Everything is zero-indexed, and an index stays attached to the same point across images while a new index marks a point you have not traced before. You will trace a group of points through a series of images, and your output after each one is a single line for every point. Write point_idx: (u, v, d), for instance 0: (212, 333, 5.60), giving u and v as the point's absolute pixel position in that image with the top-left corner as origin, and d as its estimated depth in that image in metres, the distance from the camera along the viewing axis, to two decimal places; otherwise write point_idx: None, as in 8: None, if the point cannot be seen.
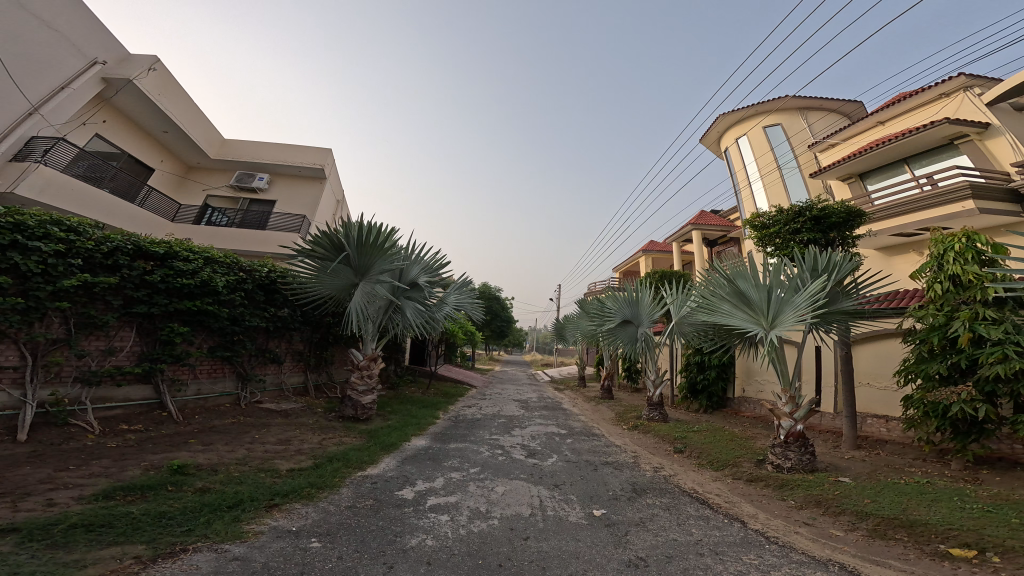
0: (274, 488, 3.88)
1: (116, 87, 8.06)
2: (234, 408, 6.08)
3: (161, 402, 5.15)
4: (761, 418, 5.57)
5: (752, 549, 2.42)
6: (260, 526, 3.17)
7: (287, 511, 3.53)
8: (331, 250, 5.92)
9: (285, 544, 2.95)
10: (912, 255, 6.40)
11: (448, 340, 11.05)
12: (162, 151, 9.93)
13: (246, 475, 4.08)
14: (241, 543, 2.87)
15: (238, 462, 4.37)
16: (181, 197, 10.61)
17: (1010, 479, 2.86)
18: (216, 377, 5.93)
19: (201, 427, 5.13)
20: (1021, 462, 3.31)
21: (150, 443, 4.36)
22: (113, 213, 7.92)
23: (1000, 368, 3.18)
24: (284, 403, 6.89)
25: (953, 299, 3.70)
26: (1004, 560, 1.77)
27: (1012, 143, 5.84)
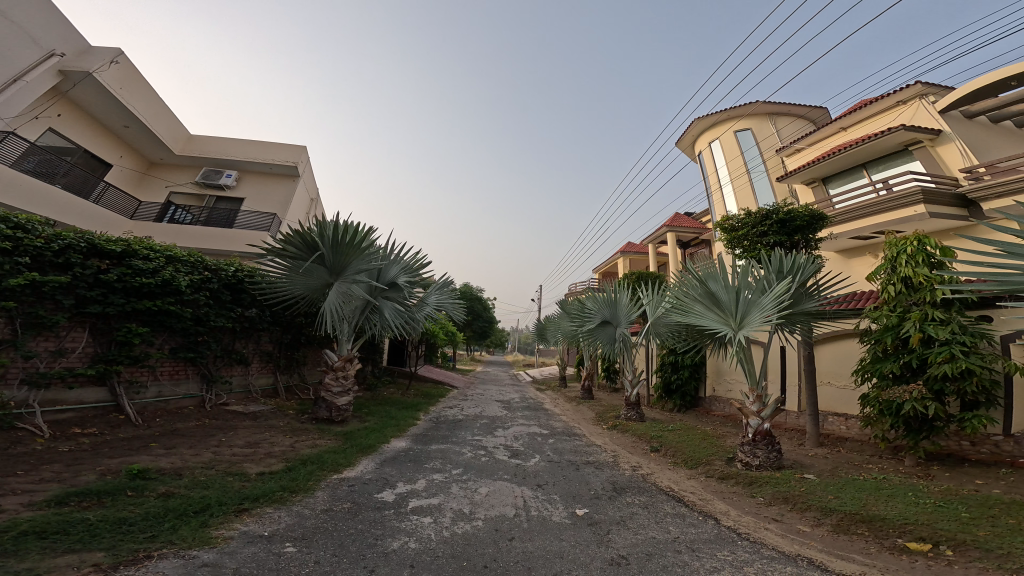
0: (243, 493, 3.75)
1: (75, 81, 7.48)
2: (199, 410, 5.80)
3: (117, 405, 4.84)
4: (731, 417, 5.80)
5: (725, 546, 2.57)
6: (229, 531, 3.07)
7: (257, 515, 3.42)
8: (304, 249, 5.70)
9: (256, 549, 2.87)
10: (868, 258, 6.83)
11: (429, 342, 10.92)
12: (122, 147, 9.24)
13: (212, 479, 3.92)
14: (209, 549, 2.77)
15: (203, 466, 4.19)
16: (142, 195, 9.86)
17: (958, 476, 3.10)
18: (178, 379, 5.65)
19: (161, 430, 4.86)
20: (967, 457, 3.58)
21: (107, 446, 4.11)
22: (67, 209, 7.32)
23: (948, 367, 3.46)
24: (252, 405, 6.62)
25: (904, 300, 4.02)
26: (957, 554, 1.91)
27: (961, 149, 6.23)
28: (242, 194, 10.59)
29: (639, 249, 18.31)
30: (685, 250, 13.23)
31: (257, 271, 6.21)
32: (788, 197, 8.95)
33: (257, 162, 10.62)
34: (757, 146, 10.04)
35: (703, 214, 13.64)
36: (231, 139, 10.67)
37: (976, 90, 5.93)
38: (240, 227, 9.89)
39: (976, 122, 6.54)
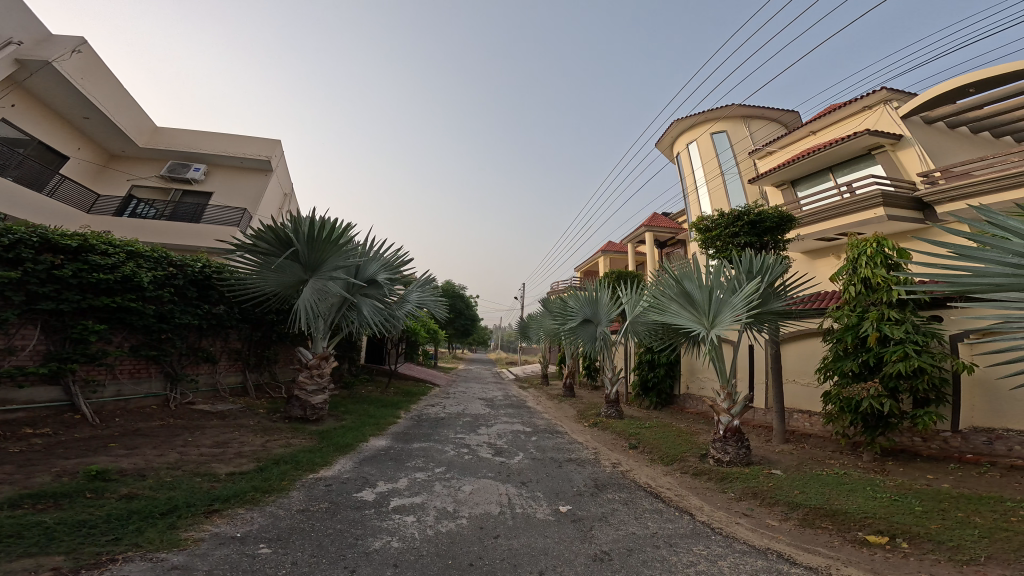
0: (212, 493, 3.62)
1: (32, 70, 7.31)
2: (162, 410, 5.52)
3: (73, 405, 4.55)
4: (703, 414, 6.05)
5: (700, 540, 2.71)
6: (199, 533, 2.97)
7: (229, 516, 3.33)
8: (276, 246, 5.46)
9: (229, 551, 2.80)
10: (832, 259, 7.22)
11: (410, 340, 10.79)
12: (81, 139, 9.00)
13: (179, 479, 3.78)
14: (179, 551, 2.68)
15: (169, 466, 4.03)
16: (100, 188, 9.57)
17: (910, 470, 3.36)
18: (139, 378, 5.35)
19: (122, 429, 4.62)
20: (918, 453, 3.86)
21: (62, 447, 3.88)
22: (17, 202, 7.09)
23: (902, 365, 3.74)
24: (220, 404, 6.36)
25: (865, 301, 4.28)
26: (911, 546, 2.07)
27: (920, 154, 6.62)
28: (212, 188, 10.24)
29: (619, 247, 18.61)
30: (662, 249, 13.55)
31: (226, 267, 5.92)
32: (759, 198, 9.30)
33: (226, 155, 10.25)
34: (732, 148, 10.35)
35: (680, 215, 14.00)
36: (199, 133, 10.44)
37: (939, 95, 6.33)
38: (210, 221, 9.55)
39: (934, 128, 6.96)
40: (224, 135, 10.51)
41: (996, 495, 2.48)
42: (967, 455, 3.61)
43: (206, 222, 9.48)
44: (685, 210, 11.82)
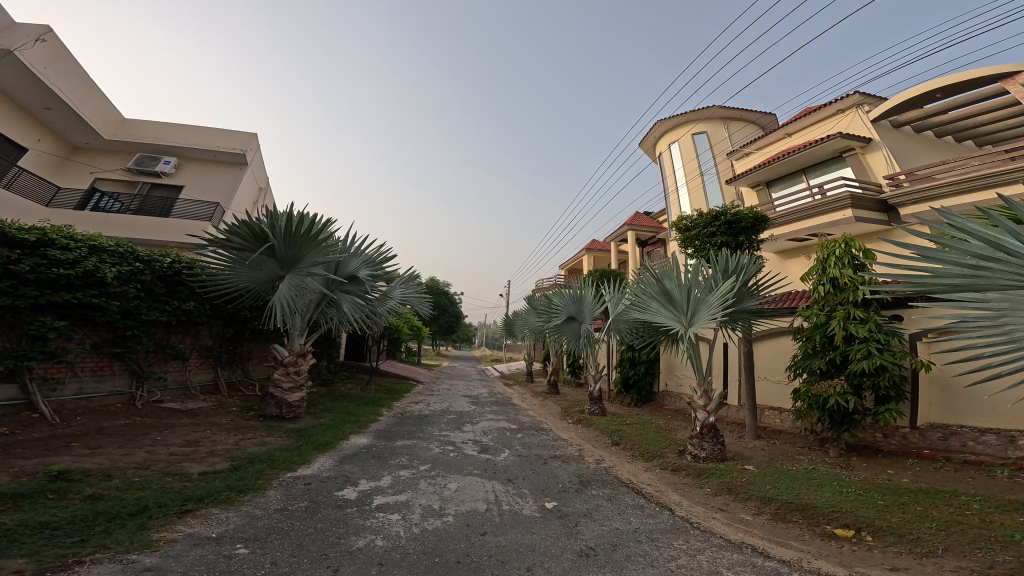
0: (184, 493, 3.52)
1: None
2: (128, 408, 5.27)
3: (30, 403, 4.31)
4: (681, 411, 6.26)
5: (680, 535, 2.83)
6: (172, 534, 2.89)
7: (203, 516, 3.25)
8: (251, 241, 5.25)
9: (205, 551, 2.73)
10: (802, 259, 7.56)
11: (393, 338, 10.67)
12: (41, 130, 8.72)
13: (148, 479, 3.65)
14: (152, 552, 2.61)
15: (136, 466, 3.88)
16: (61, 181, 9.29)
17: (872, 465, 3.60)
18: (102, 376, 5.09)
19: (84, 428, 4.41)
20: (879, 448, 4.12)
21: (19, 447, 3.68)
22: None
23: (865, 363, 3.98)
24: (190, 402, 6.12)
25: (833, 300, 4.51)
26: (875, 539, 2.23)
27: (886, 157, 6.93)
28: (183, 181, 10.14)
29: (602, 245, 18.85)
30: (644, 248, 13.81)
31: (198, 261, 5.66)
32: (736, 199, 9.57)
33: (200, 148, 10.15)
34: (712, 149, 10.59)
35: (662, 214, 14.28)
36: (168, 125, 10.28)
37: (910, 99, 6.61)
38: (179, 216, 9.35)
39: (900, 131, 7.31)
40: (195, 127, 10.36)
41: (950, 488, 2.69)
42: (924, 450, 3.86)
43: (173, 217, 9.13)
44: (666, 209, 12.06)
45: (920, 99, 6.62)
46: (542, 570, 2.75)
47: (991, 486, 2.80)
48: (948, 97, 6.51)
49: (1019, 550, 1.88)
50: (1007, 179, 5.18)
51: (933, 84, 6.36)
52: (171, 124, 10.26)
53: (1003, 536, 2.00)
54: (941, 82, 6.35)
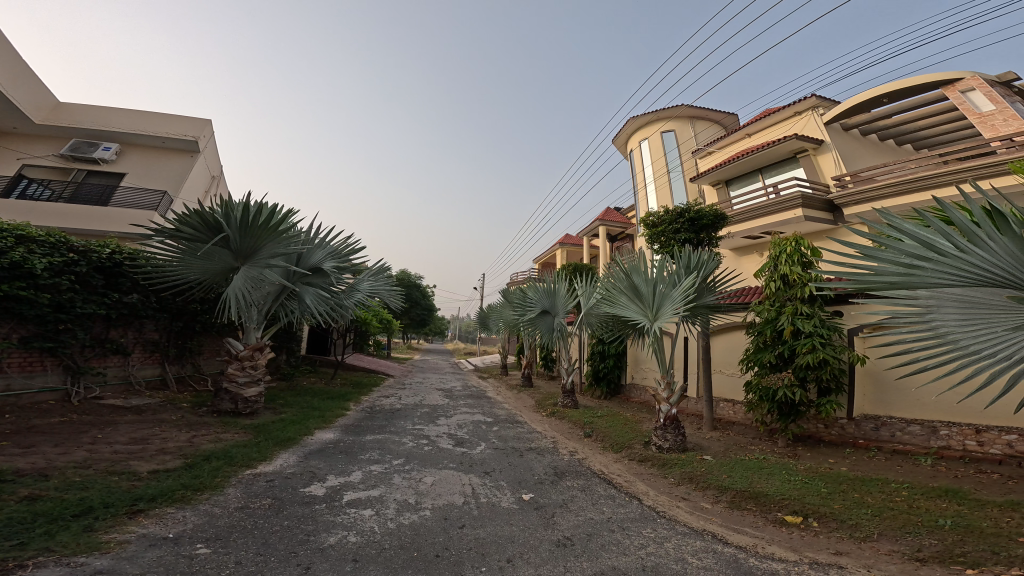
0: (133, 493, 3.35)
1: None
2: (64, 406, 4.83)
3: None
4: (646, 404, 6.58)
5: (648, 524, 3.04)
6: (123, 535, 2.76)
7: (156, 516, 3.10)
8: (203, 231, 4.85)
9: (162, 552, 2.63)
10: (755, 255, 8.08)
11: (360, 332, 10.37)
12: None
13: (91, 479, 3.44)
14: (101, 555, 2.49)
15: (76, 466, 3.65)
16: None
17: (814, 455, 4.01)
18: (32, 372, 4.62)
19: (11, 427, 4.05)
20: (821, 439, 4.57)
21: None
22: None
23: (810, 357, 4.39)
24: (134, 398, 5.66)
25: (783, 296, 4.88)
26: (820, 525, 2.52)
27: (834, 159, 7.42)
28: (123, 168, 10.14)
29: (575, 240, 19.05)
30: (614, 243, 14.15)
31: (142, 251, 5.20)
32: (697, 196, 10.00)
33: (142, 135, 10.19)
34: (679, 147, 10.91)
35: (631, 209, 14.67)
36: (107, 111, 10.33)
37: (859, 103, 7.08)
38: (120, 205, 9.24)
39: (849, 134, 7.83)
40: (138, 113, 10.43)
41: (883, 477, 3.07)
42: (859, 440, 4.32)
43: (114, 207, 9.13)
44: (635, 204, 12.36)
45: (867, 104, 7.08)
46: (522, 561, 2.84)
47: (917, 474, 3.21)
48: (893, 102, 7.04)
49: (942, 533, 2.18)
50: (937, 184, 5.69)
51: (878, 91, 6.82)
52: (110, 111, 10.33)
53: (929, 521, 2.31)
54: (887, 89, 6.82)
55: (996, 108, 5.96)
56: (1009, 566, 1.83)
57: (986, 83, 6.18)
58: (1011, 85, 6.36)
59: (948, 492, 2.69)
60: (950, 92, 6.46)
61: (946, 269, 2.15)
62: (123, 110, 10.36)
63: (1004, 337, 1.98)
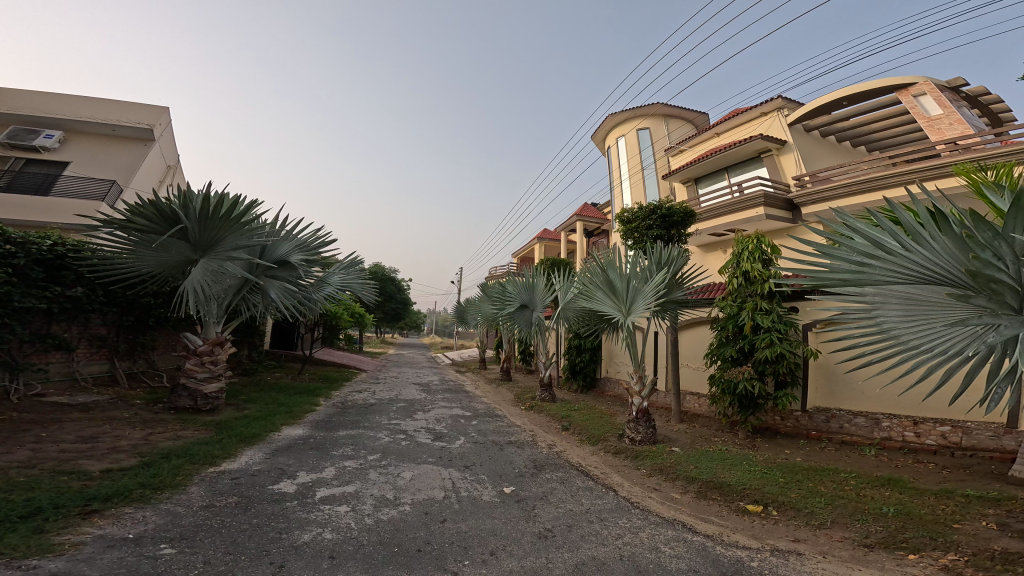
0: (86, 492, 3.17)
1: None
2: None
3: None
4: (619, 397, 6.87)
5: (624, 514, 3.18)
6: (78, 536, 2.62)
7: (113, 516, 2.96)
8: (159, 223, 4.52)
9: (122, 554, 2.50)
10: (720, 253, 8.50)
11: (331, 327, 10.10)
12: None
13: (38, 479, 3.23)
14: (56, 556, 2.38)
15: (18, 467, 3.41)
16: None
17: (771, 446, 4.38)
18: None
19: None
20: (778, 430, 4.95)
21: None
22: None
23: (768, 351, 4.72)
24: (80, 395, 5.27)
25: (744, 292, 5.18)
26: (778, 512, 2.78)
27: (795, 159, 7.82)
28: (66, 156, 9.47)
29: (553, 234, 19.13)
30: (590, 238, 14.38)
31: (89, 243, 4.82)
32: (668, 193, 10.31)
33: (88, 121, 9.54)
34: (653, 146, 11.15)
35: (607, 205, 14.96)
36: (52, 96, 9.71)
37: (821, 106, 7.46)
38: (65, 196, 8.64)
39: (811, 135, 8.26)
40: (86, 99, 9.81)
41: (834, 467, 3.40)
42: (811, 431, 4.71)
43: (57, 197, 8.53)
44: (610, 200, 12.57)
45: (829, 107, 7.47)
46: (505, 553, 2.80)
47: (862, 464, 3.57)
48: (852, 105, 7.46)
49: (886, 519, 2.46)
50: (887, 184, 6.11)
51: (839, 95, 7.21)
52: (56, 96, 9.73)
53: (874, 509, 2.60)
54: (847, 93, 7.21)
55: (944, 112, 6.46)
56: (944, 550, 2.10)
57: (936, 88, 6.65)
58: (958, 91, 6.86)
59: (890, 481, 3.03)
60: (903, 96, 6.93)
61: (893, 270, 2.39)
62: (71, 96, 9.75)
63: (942, 333, 2.20)
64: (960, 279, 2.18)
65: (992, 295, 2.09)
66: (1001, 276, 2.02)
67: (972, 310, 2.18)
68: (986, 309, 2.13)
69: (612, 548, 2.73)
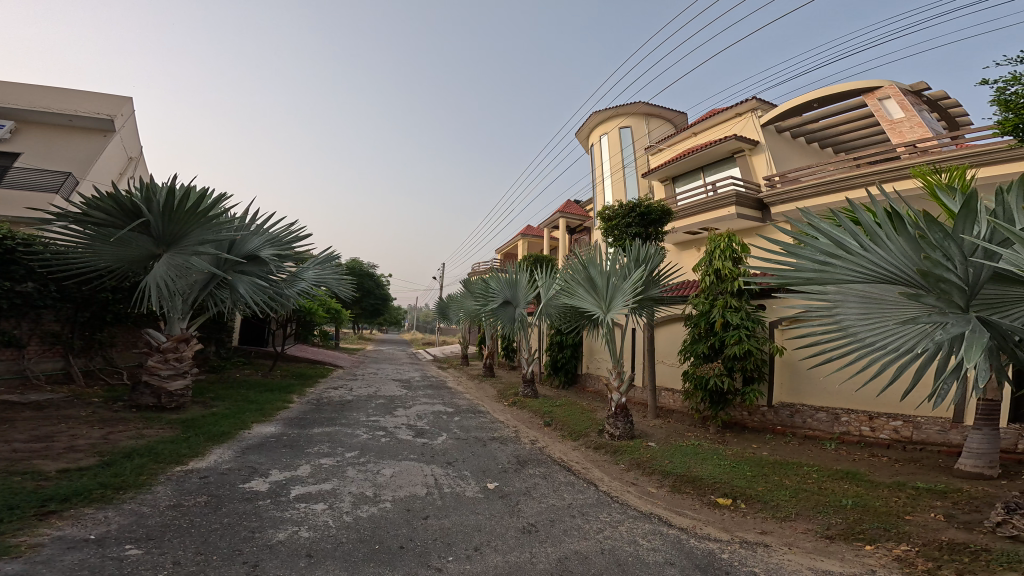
0: (43, 493, 3.03)
1: None
2: None
3: None
4: (598, 392, 7.08)
5: (604, 509, 3.31)
6: (35, 538, 2.51)
7: (72, 517, 2.83)
8: (119, 216, 4.23)
9: (84, 555, 2.41)
10: (693, 251, 8.81)
11: (306, 323, 9.83)
12: None
13: None
14: (11, 561, 2.27)
15: None
16: None
17: (741, 440, 4.66)
18: None
19: None
20: (746, 425, 5.26)
21: None
22: None
23: (737, 347, 4.97)
24: (32, 394, 4.92)
25: (716, 290, 5.40)
26: (746, 506, 2.99)
27: (767, 160, 8.11)
28: (17, 145, 8.82)
29: (536, 231, 19.22)
30: (571, 235, 14.54)
31: (40, 237, 4.55)
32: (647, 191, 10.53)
33: (43, 110, 8.95)
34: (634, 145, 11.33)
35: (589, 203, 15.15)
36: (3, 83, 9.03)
37: (793, 108, 7.74)
38: (16, 187, 7.94)
39: (782, 137, 8.58)
40: (41, 87, 9.19)
41: (797, 461, 3.67)
42: (776, 426, 5.03)
43: (7, 188, 7.84)
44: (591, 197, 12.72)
45: (800, 109, 7.76)
46: (490, 549, 2.81)
47: (822, 458, 3.87)
48: (821, 107, 7.78)
49: (845, 512, 2.70)
50: (852, 185, 6.43)
51: (809, 97, 7.50)
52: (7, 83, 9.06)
53: (835, 501, 2.84)
54: (817, 95, 7.50)
55: (905, 116, 6.88)
56: (897, 541, 2.33)
57: (900, 92, 7.02)
58: (920, 94, 7.28)
59: (847, 474, 3.30)
60: (870, 100, 7.26)
61: (851, 267, 2.58)
62: (23, 83, 9.11)
63: (896, 331, 2.39)
64: (913, 280, 2.37)
65: (941, 295, 2.30)
66: (949, 275, 2.23)
67: (923, 308, 2.37)
68: (935, 307, 2.33)
69: (593, 540, 2.86)
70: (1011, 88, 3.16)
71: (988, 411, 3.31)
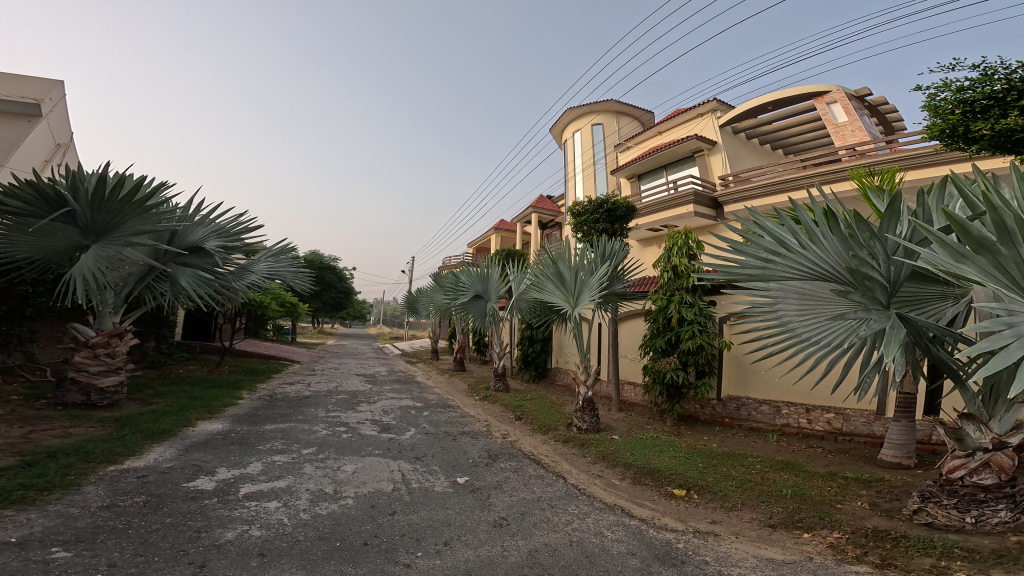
0: None
1: None
2: None
3: None
4: (566, 386, 7.35)
5: (572, 501, 3.50)
6: None
7: None
8: (38, 205, 3.73)
9: (6, 559, 2.25)
10: (654, 247, 9.20)
11: (258, 317, 9.26)
12: None
13: None
14: None
15: None
16: None
17: (695, 432, 5.05)
18: None
19: None
20: (698, 417, 5.67)
21: None
22: None
23: (691, 343, 5.34)
24: None
25: (673, 286, 5.71)
26: (698, 496, 3.29)
27: (723, 160, 8.51)
28: None
29: (508, 226, 19.16)
30: (543, 229, 14.71)
31: None
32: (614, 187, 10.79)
33: None
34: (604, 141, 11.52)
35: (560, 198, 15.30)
36: None
37: (749, 110, 8.15)
38: None
39: (739, 137, 9.04)
40: None
41: (744, 452, 4.06)
42: (725, 418, 5.49)
43: None
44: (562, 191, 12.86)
45: (755, 111, 8.17)
46: (461, 543, 2.88)
47: (767, 449, 4.29)
48: (775, 109, 8.26)
49: (786, 501, 3.04)
50: (798, 185, 6.91)
51: (764, 100, 7.93)
52: None
53: (777, 491, 3.19)
54: (772, 99, 7.94)
55: (848, 120, 7.46)
56: (831, 529, 2.67)
57: (845, 97, 7.61)
58: (862, 99, 7.90)
59: (787, 464, 3.71)
60: (819, 104, 7.84)
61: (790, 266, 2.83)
62: None
63: (827, 326, 2.64)
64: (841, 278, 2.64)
65: (866, 292, 2.55)
66: (873, 274, 2.47)
67: (851, 305, 2.62)
68: (861, 304, 2.59)
69: (562, 531, 3.04)
70: (942, 93, 3.52)
71: (907, 405, 3.83)
